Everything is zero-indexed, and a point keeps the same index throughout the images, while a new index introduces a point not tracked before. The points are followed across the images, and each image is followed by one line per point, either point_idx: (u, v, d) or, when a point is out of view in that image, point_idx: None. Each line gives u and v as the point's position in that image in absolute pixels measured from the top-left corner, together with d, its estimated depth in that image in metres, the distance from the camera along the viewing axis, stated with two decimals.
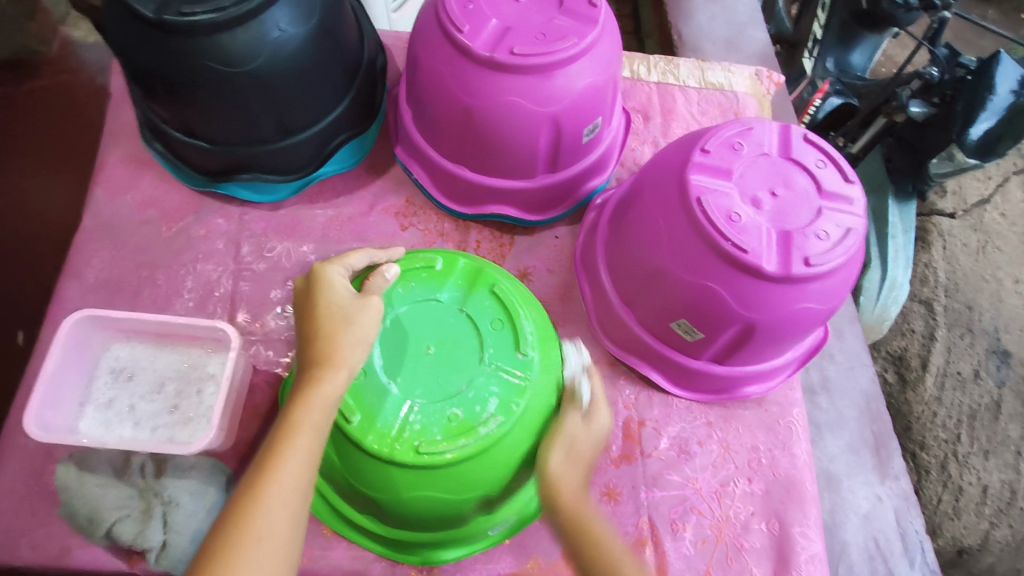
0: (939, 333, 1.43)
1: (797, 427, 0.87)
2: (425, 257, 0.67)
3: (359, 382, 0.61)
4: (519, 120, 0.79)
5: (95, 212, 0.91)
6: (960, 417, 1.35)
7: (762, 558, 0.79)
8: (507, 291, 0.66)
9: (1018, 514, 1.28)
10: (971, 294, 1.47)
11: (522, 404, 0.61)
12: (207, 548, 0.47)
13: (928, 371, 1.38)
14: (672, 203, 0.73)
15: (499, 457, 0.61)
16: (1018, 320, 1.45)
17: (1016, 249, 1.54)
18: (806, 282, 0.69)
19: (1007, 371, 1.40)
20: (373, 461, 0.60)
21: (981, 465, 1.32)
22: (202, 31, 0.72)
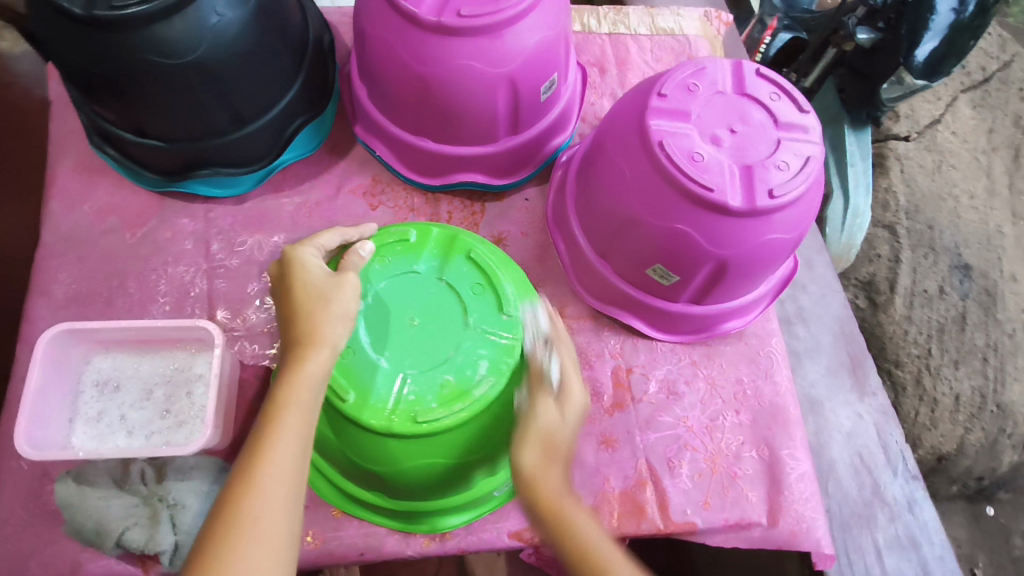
0: (905, 255, 1.46)
1: (777, 355, 0.90)
2: (397, 230, 0.66)
3: (348, 361, 0.61)
4: (475, 84, 0.79)
5: (54, 226, 0.88)
6: (931, 332, 1.40)
7: (757, 483, 0.82)
8: (484, 255, 0.66)
9: (989, 415, 1.37)
10: (930, 214, 1.51)
11: (513, 362, 0.62)
12: (205, 534, 0.48)
13: (896, 292, 1.42)
14: (635, 151, 0.74)
15: (495, 416, 0.63)
16: (976, 235, 1.51)
17: (968, 165, 1.59)
18: (772, 214, 0.71)
19: (970, 284, 1.46)
20: (372, 437, 0.61)
21: (953, 375, 1.38)
22: (138, 24, 0.70)
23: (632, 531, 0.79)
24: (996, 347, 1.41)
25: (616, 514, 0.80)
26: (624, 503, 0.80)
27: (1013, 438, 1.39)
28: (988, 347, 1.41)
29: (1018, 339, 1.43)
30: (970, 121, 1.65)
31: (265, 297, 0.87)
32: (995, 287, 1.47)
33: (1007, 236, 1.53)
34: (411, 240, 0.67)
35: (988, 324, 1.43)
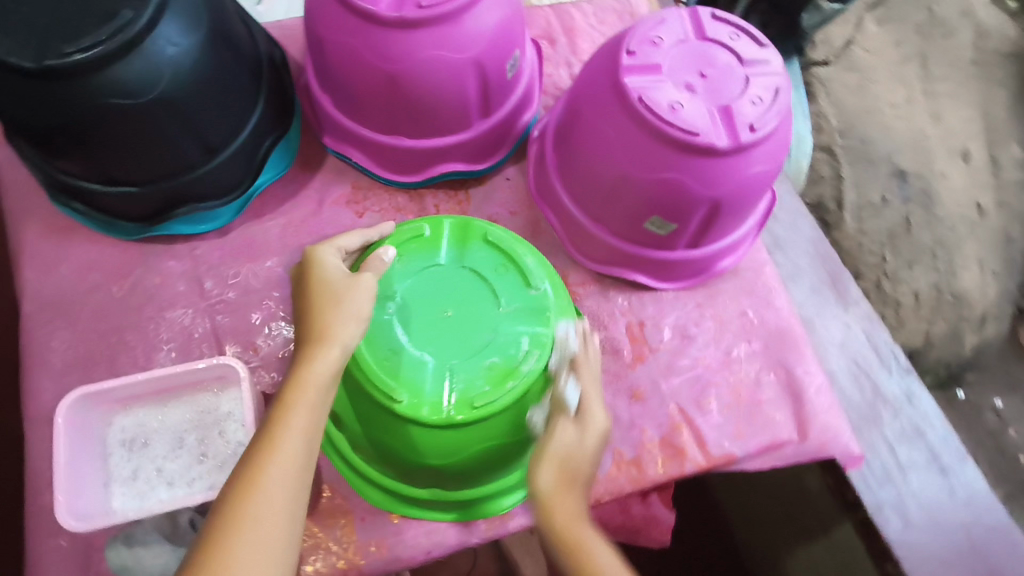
0: (845, 171, 1.53)
1: (772, 282, 0.94)
2: (411, 227, 0.67)
3: (393, 364, 0.62)
4: (445, 72, 0.79)
5: (35, 294, 0.85)
6: (881, 241, 1.48)
7: (779, 404, 0.87)
8: (500, 237, 0.68)
9: (948, 305, 1.48)
10: (862, 130, 1.57)
11: (551, 333, 0.65)
12: (209, 530, 0.49)
13: (844, 208, 1.50)
14: (616, 110, 0.76)
15: (543, 388, 0.65)
16: (909, 141, 1.58)
17: (887, 78, 1.66)
18: (754, 147, 0.74)
19: (908, 188, 1.53)
20: (432, 433, 0.62)
21: (909, 275, 1.47)
22: (93, 68, 0.67)
23: (678, 473, 0.83)
24: (942, 243, 1.50)
25: (660, 462, 0.83)
26: (664, 449, 0.84)
27: (971, 321, 1.50)
28: (936, 244, 1.50)
29: (960, 232, 1.52)
30: (881, 36, 1.71)
31: (272, 323, 0.86)
32: (932, 186, 1.54)
33: (932, 136, 1.59)
34: (426, 235, 0.68)
35: (931, 223, 1.51)
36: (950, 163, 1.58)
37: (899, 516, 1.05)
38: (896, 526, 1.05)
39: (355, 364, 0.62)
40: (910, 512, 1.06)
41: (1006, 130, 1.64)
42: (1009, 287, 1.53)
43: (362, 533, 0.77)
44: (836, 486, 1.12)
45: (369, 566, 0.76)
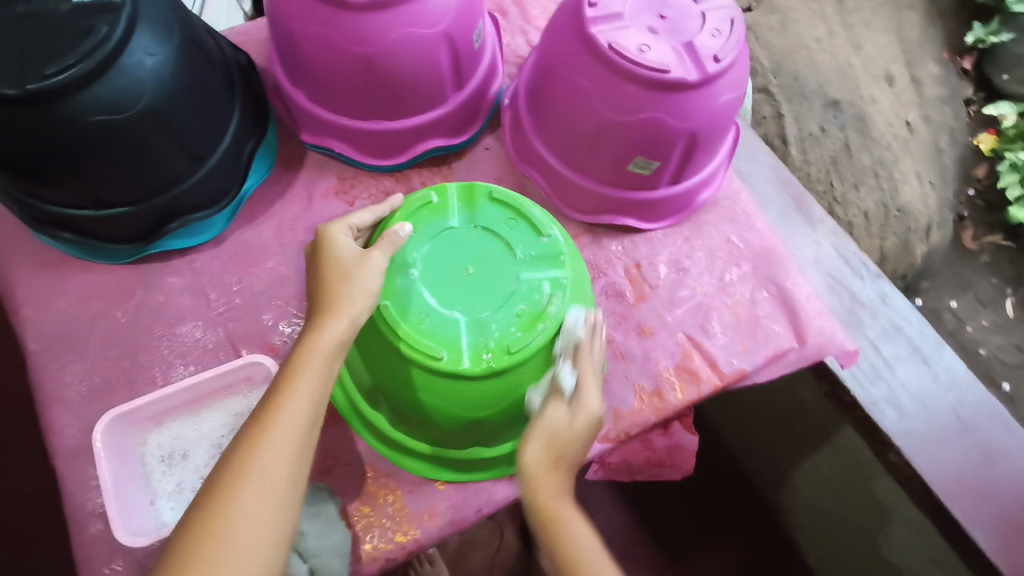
0: (784, 108, 1.52)
1: (750, 207, 1.00)
2: (419, 195, 0.72)
3: (428, 324, 0.66)
4: (418, 49, 0.81)
5: (38, 330, 0.84)
6: (827, 169, 1.49)
7: (779, 317, 0.93)
8: (504, 193, 0.73)
9: (895, 220, 1.48)
10: (792, 67, 1.57)
11: (568, 274, 0.69)
12: (217, 478, 0.53)
13: (789, 143, 1.49)
14: (587, 61, 0.79)
15: (568, 327, 0.70)
16: (833, 73, 1.58)
17: (806, 16, 1.66)
18: (720, 77, 0.79)
19: (843, 116, 1.53)
20: (474, 383, 0.67)
21: (857, 197, 1.47)
22: (76, 88, 0.67)
23: (696, 396, 0.88)
24: (882, 162, 1.51)
25: (678, 387, 0.88)
26: (680, 375, 0.89)
27: (920, 232, 1.51)
28: (875, 164, 1.51)
29: (895, 150, 1.54)
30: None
31: (288, 321, 0.87)
32: (864, 111, 1.55)
33: (856, 65, 1.61)
34: (434, 201, 0.73)
35: (868, 145, 1.52)
36: (876, 87, 1.60)
37: (893, 407, 1.10)
38: (892, 417, 1.10)
39: (391, 330, 0.66)
40: (903, 401, 1.11)
41: (919, 50, 1.70)
42: (945, 197, 1.57)
43: (412, 505, 0.79)
44: (832, 391, 1.16)
45: (425, 535, 0.78)
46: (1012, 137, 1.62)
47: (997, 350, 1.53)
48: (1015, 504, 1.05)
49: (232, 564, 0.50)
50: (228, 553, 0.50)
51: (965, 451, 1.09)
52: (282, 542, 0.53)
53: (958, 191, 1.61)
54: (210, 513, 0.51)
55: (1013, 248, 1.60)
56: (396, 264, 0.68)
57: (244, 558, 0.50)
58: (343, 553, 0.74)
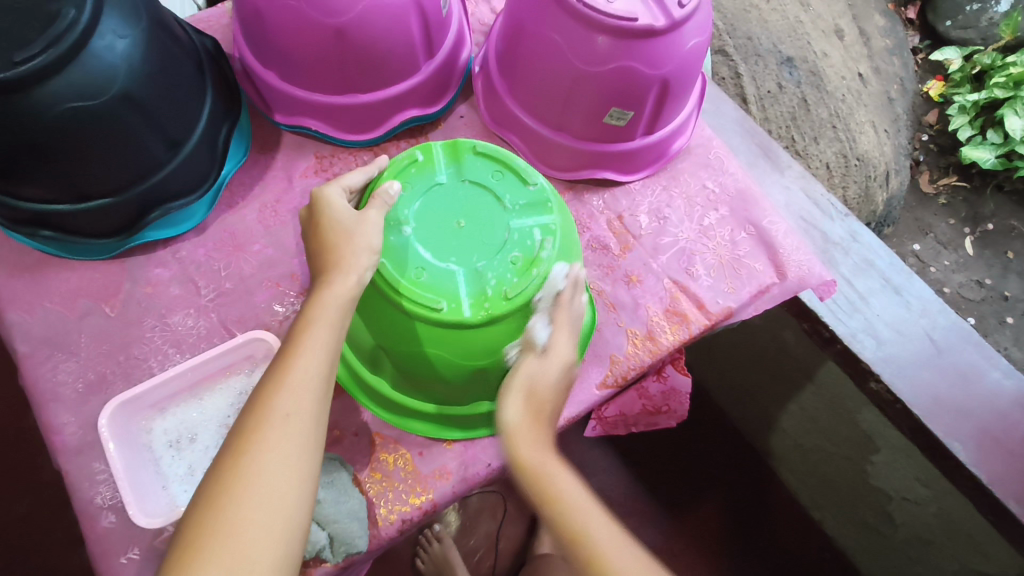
0: (742, 69, 1.54)
1: (723, 153, 1.03)
2: (406, 154, 0.74)
3: (426, 278, 0.68)
4: (388, 16, 0.81)
5: (25, 333, 0.83)
6: (786, 124, 1.52)
7: (758, 256, 0.96)
8: (488, 147, 0.76)
9: (855, 168, 1.52)
10: (745, 27, 1.58)
11: (557, 220, 0.72)
12: (241, 426, 0.55)
13: (749, 102, 1.52)
14: (557, 16, 0.81)
15: (560, 271, 0.72)
16: (784, 30, 1.60)
17: None
18: (687, 22, 0.80)
19: (797, 72, 1.56)
20: (477, 331, 0.69)
21: (817, 149, 1.52)
22: (47, 75, 0.66)
23: (688, 336, 0.91)
24: (838, 114, 1.55)
25: (669, 329, 0.91)
26: (670, 317, 0.92)
27: (879, 179, 1.55)
28: (832, 115, 1.54)
29: (850, 102, 1.58)
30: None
31: (282, 301, 0.87)
32: (817, 66, 1.58)
33: (805, 23, 1.63)
34: (420, 159, 0.75)
35: (824, 99, 1.55)
36: (826, 42, 1.63)
37: (871, 337, 1.10)
38: (871, 346, 1.09)
39: (391, 287, 0.67)
40: (879, 331, 1.11)
41: (863, 3, 1.73)
42: (900, 143, 1.62)
43: (423, 468, 0.80)
44: (811, 328, 1.15)
45: (440, 494, 0.80)
46: (958, 80, 1.68)
47: (960, 288, 1.57)
48: (989, 418, 1.06)
49: (265, 499, 0.52)
50: (259, 490, 0.52)
51: (940, 374, 1.09)
52: (308, 483, 0.55)
53: (911, 137, 1.67)
54: (237, 456, 0.53)
55: (967, 188, 1.64)
56: (390, 222, 0.70)
57: (275, 492, 0.52)
58: (361, 518, 0.76)
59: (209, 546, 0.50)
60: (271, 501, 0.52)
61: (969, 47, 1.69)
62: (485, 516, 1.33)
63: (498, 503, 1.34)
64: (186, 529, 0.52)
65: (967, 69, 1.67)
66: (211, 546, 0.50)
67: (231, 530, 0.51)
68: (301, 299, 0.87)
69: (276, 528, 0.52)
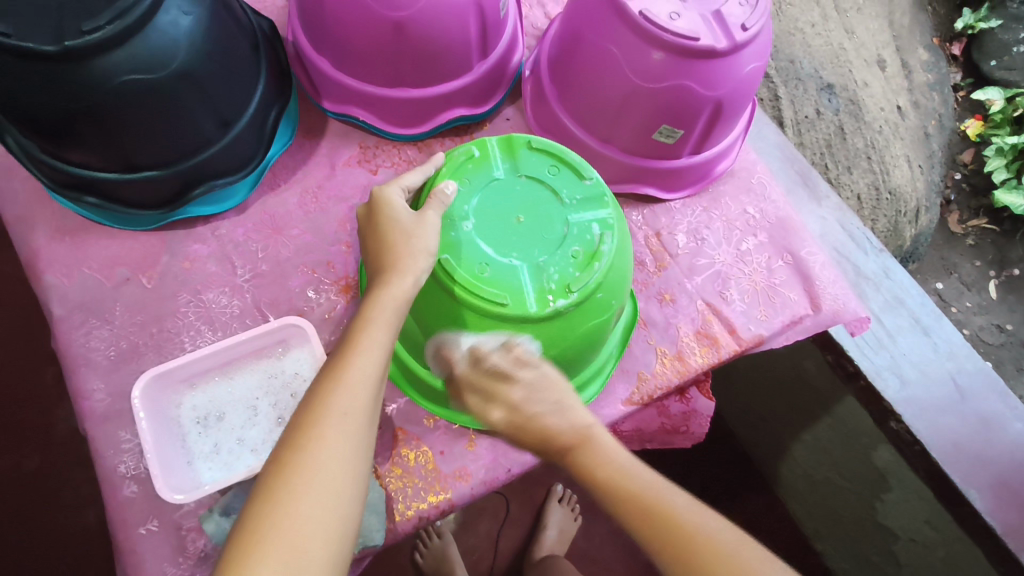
0: (781, 92, 1.54)
1: (765, 178, 1.02)
2: (463, 150, 0.74)
3: (489, 274, 0.68)
4: (448, 13, 0.81)
5: (62, 296, 0.84)
6: (821, 151, 1.51)
7: (793, 285, 0.96)
8: (544, 142, 0.76)
9: (886, 203, 1.51)
10: (789, 50, 1.58)
11: (613, 212, 0.72)
12: (299, 421, 0.56)
13: (786, 125, 1.52)
14: (617, 28, 0.80)
15: (617, 266, 0.73)
16: (828, 56, 1.59)
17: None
18: (746, 46, 0.80)
19: (837, 99, 1.55)
20: (539, 326, 0.69)
21: (850, 179, 1.51)
22: (111, 45, 0.66)
23: (717, 360, 0.91)
24: (874, 145, 1.54)
25: (698, 351, 0.91)
26: (700, 339, 0.91)
27: (909, 215, 1.53)
28: (869, 146, 1.53)
29: (887, 134, 1.56)
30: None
31: (316, 288, 0.88)
32: (857, 95, 1.57)
33: (850, 50, 1.62)
34: (476, 155, 0.75)
35: (861, 129, 1.54)
36: (869, 72, 1.61)
37: (895, 375, 1.09)
38: (895, 385, 1.08)
39: (459, 283, 0.67)
40: (904, 370, 1.10)
41: (909, 36, 1.71)
42: (933, 180, 1.60)
43: (444, 468, 0.80)
44: (835, 361, 1.13)
45: (458, 495, 0.80)
46: (999, 121, 1.64)
47: (980, 331, 1.55)
48: (1007, 469, 1.04)
49: (321, 495, 0.52)
50: (315, 486, 0.52)
51: (962, 420, 1.07)
52: (360, 480, 0.55)
53: (945, 174, 1.64)
54: (297, 449, 0.53)
55: (997, 231, 1.62)
56: (449, 218, 0.70)
57: (330, 488, 0.52)
58: (379, 512, 0.76)
59: (268, 540, 0.50)
60: (328, 496, 0.52)
61: (1012, 89, 1.64)
62: (487, 516, 1.33)
63: (501, 504, 1.34)
64: (244, 521, 0.52)
65: (1008, 111, 1.63)
66: (271, 541, 0.50)
67: (290, 525, 0.51)
68: (335, 289, 0.88)
69: (331, 523, 0.52)
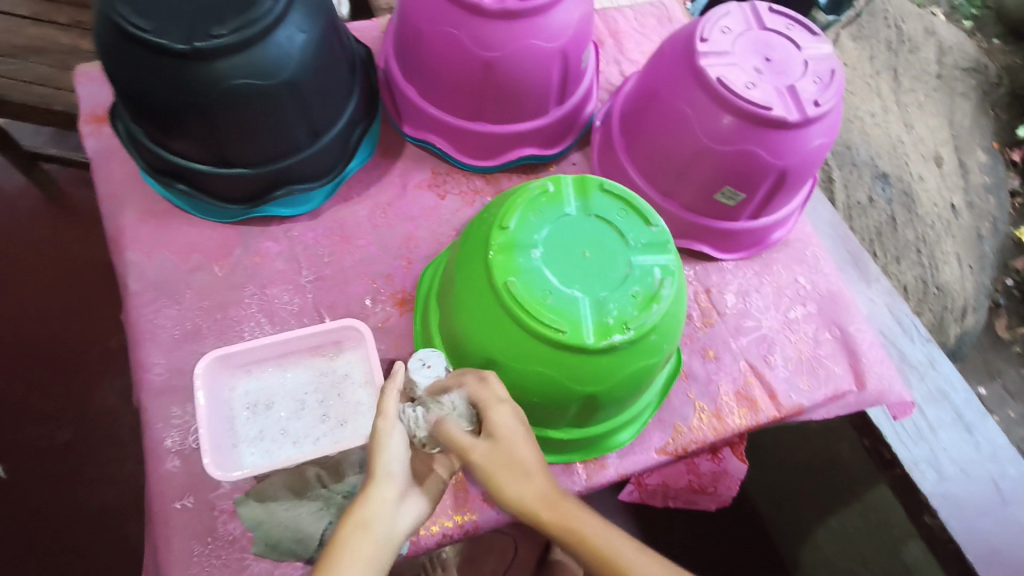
0: (836, 174, 1.57)
1: (819, 252, 1.04)
2: (539, 184, 0.77)
3: (552, 301, 0.71)
4: (536, 59, 0.86)
5: (139, 273, 0.89)
6: (870, 237, 1.53)
7: (839, 359, 0.95)
8: (616, 186, 0.79)
9: (934, 296, 1.50)
10: (847, 135, 1.62)
11: (675, 258, 0.75)
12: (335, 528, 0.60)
13: (838, 207, 1.54)
14: (693, 91, 0.85)
15: (675, 312, 0.75)
16: (887, 146, 1.62)
17: (865, 89, 1.71)
18: (816, 122, 0.83)
19: (892, 190, 1.57)
20: (593, 357, 0.71)
21: (898, 268, 1.51)
22: (233, 51, 0.73)
23: (754, 422, 0.91)
24: (925, 239, 1.54)
25: (737, 412, 0.91)
26: (740, 400, 0.92)
27: (956, 312, 1.52)
28: (920, 239, 1.54)
29: (939, 229, 1.56)
30: (855, 52, 1.76)
31: (374, 297, 0.91)
32: (911, 188, 1.58)
33: (908, 143, 1.64)
34: (551, 190, 0.78)
35: (914, 221, 1.55)
36: (925, 167, 1.63)
37: (933, 469, 1.06)
38: (932, 479, 1.06)
39: (522, 306, 0.70)
40: (944, 466, 1.07)
41: (969, 137, 1.71)
42: (983, 282, 1.57)
43: (473, 488, 0.81)
44: (872, 447, 1.11)
45: (484, 517, 0.80)
46: None
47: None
48: None
49: None
50: None
51: (1001, 526, 1.04)
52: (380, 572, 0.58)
53: (996, 278, 1.61)
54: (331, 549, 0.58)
55: None
56: (519, 245, 0.74)
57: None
58: None
59: None
60: None
61: None
62: (495, 554, 1.31)
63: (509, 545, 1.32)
64: None
65: None
66: None
67: None
68: (391, 301, 0.91)
69: None
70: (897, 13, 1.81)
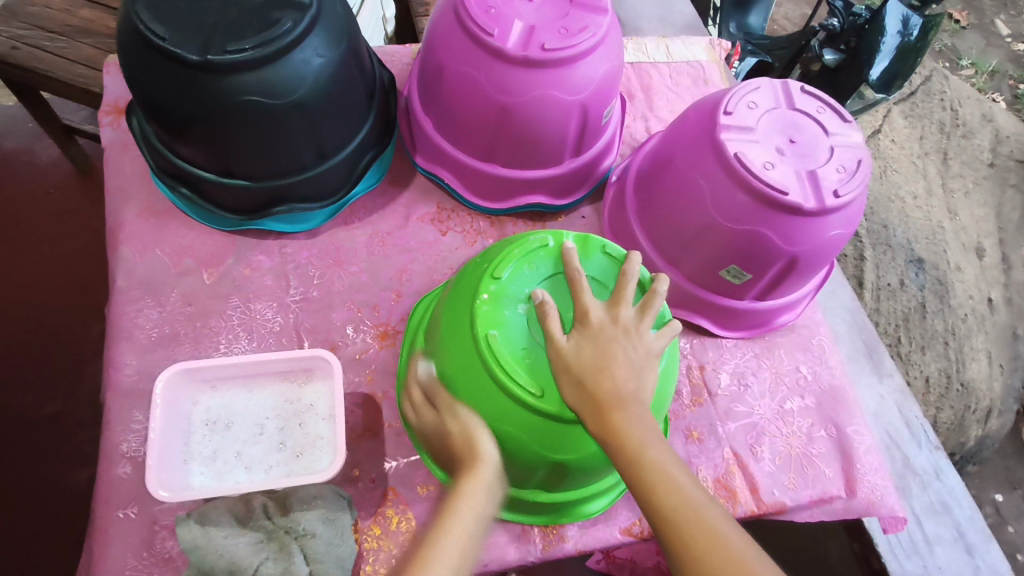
0: (867, 253, 1.52)
1: (826, 343, 0.99)
2: (539, 238, 0.75)
3: (531, 362, 0.68)
4: (553, 110, 0.84)
5: (129, 270, 0.89)
6: (895, 323, 1.46)
7: (831, 459, 0.90)
8: (617, 251, 0.76)
9: (955, 394, 1.42)
10: (883, 215, 1.56)
11: None
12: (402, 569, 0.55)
13: (864, 287, 1.48)
14: (710, 162, 0.82)
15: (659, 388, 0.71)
16: (925, 231, 1.56)
17: (909, 169, 1.66)
18: (834, 212, 0.80)
19: (925, 276, 1.51)
20: (566, 427, 0.68)
21: (920, 359, 1.44)
22: (246, 69, 0.73)
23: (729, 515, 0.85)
24: (954, 331, 1.47)
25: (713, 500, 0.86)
26: (718, 489, 0.87)
27: (978, 414, 1.43)
28: (948, 331, 1.46)
29: (970, 324, 1.48)
30: (905, 130, 1.72)
31: (356, 326, 0.89)
32: (946, 277, 1.51)
33: (948, 231, 1.58)
34: (550, 245, 0.76)
35: (944, 311, 1.48)
36: (963, 257, 1.56)
37: None
38: None
39: (499, 364, 0.67)
40: None
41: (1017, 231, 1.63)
42: (1012, 384, 1.48)
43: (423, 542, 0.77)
44: (861, 552, 1.04)
45: None
46: None
47: None
48: None
49: None
50: None
51: None
52: None
53: None
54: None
55: None
56: (507, 298, 0.71)
57: None
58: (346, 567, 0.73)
59: None
60: None
61: None
62: None
63: None
64: None
65: None
66: None
67: None
68: (373, 333, 0.89)
69: None
70: (954, 96, 1.76)
